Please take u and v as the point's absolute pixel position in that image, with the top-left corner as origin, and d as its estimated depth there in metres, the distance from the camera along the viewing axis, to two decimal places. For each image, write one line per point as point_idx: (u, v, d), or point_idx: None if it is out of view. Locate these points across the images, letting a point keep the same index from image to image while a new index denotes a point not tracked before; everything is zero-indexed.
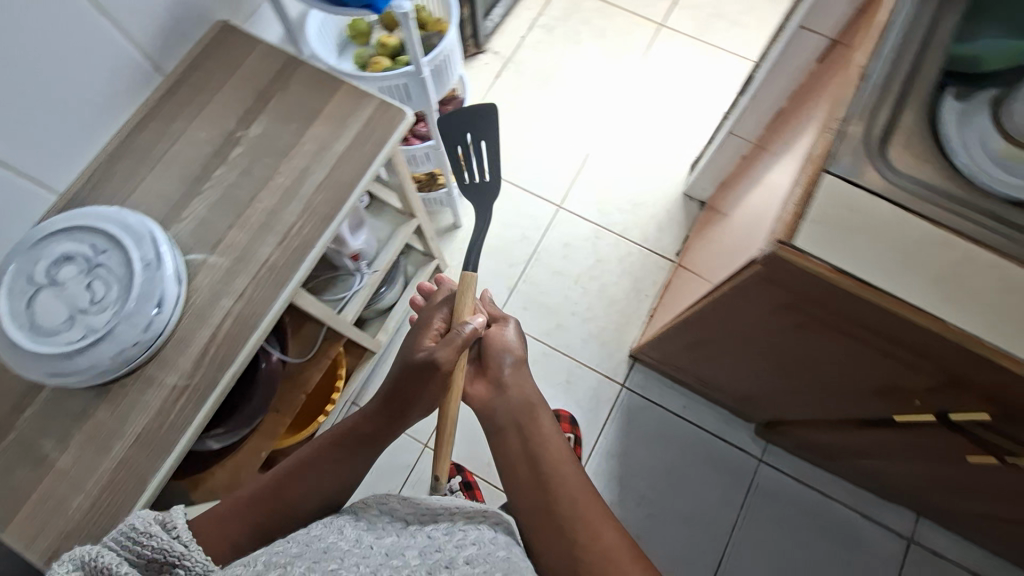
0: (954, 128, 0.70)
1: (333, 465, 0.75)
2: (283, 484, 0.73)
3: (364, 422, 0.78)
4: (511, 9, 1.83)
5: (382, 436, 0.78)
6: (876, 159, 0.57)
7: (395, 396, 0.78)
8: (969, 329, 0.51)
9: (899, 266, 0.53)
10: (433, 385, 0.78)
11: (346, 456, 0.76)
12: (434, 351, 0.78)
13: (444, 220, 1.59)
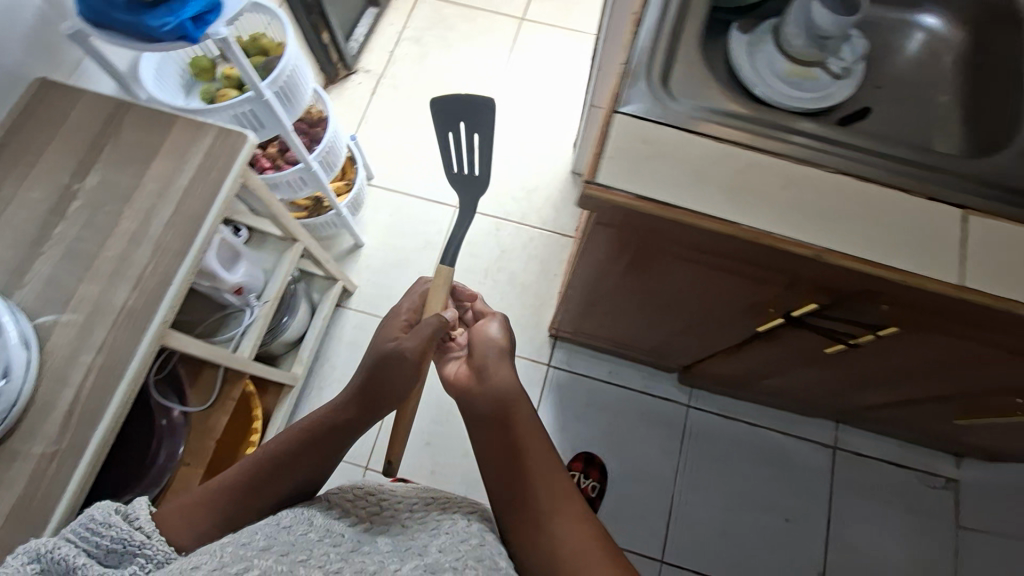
0: (747, 60, 0.79)
1: (308, 459, 0.72)
2: (254, 479, 0.70)
3: (342, 412, 0.75)
4: (374, 27, 1.86)
5: (358, 425, 0.76)
6: (658, 90, 0.62)
7: (372, 386, 0.76)
8: (757, 225, 0.56)
9: (690, 181, 0.58)
10: (408, 372, 0.77)
11: (323, 450, 0.73)
12: (400, 342, 0.77)
13: (344, 242, 1.58)
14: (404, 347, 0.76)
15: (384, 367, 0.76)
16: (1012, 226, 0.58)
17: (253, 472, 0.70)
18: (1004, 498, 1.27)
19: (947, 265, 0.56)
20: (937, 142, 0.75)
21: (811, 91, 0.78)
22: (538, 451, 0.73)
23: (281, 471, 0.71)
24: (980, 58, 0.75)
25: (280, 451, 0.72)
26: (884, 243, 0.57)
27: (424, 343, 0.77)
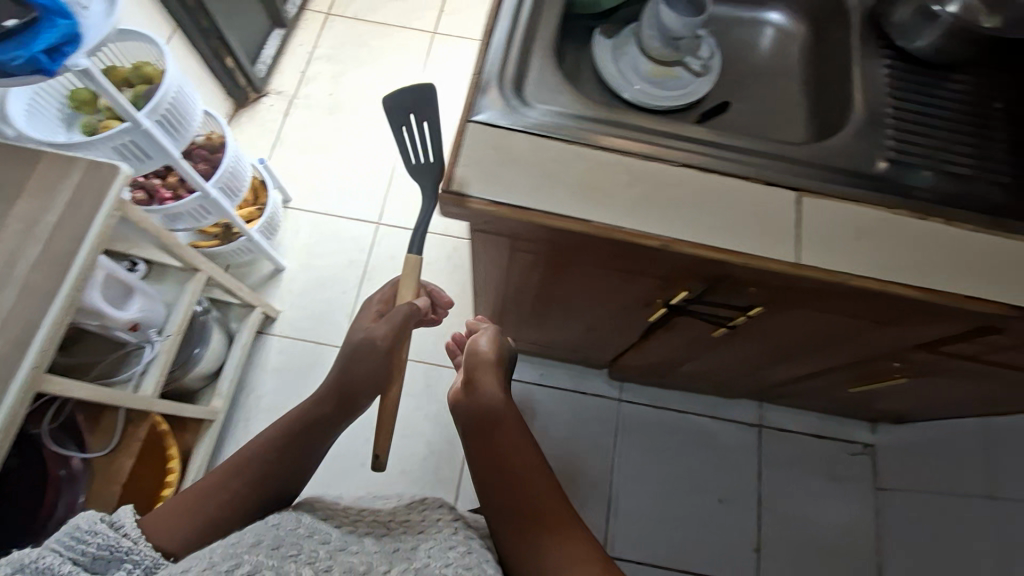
0: (613, 65, 0.83)
1: (294, 456, 0.78)
2: (243, 480, 0.74)
3: (319, 408, 0.82)
4: (284, 47, 1.84)
5: (336, 420, 0.82)
6: (508, 97, 0.64)
7: (347, 377, 0.82)
8: (606, 223, 0.59)
9: (542, 185, 0.61)
10: (380, 360, 0.83)
11: (307, 446, 0.79)
12: (371, 331, 0.83)
13: (264, 268, 1.55)
14: (375, 336, 0.83)
15: (355, 359, 0.82)
16: (840, 203, 0.62)
17: (241, 473, 0.75)
18: (913, 456, 1.36)
19: (784, 245, 0.60)
20: (789, 130, 0.80)
21: (674, 90, 0.82)
22: (529, 462, 0.77)
23: (269, 469, 0.76)
24: (820, 50, 0.81)
25: (265, 452, 0.77)
26: (724, 229, 0.60)
27: (394, 330, 0.84)
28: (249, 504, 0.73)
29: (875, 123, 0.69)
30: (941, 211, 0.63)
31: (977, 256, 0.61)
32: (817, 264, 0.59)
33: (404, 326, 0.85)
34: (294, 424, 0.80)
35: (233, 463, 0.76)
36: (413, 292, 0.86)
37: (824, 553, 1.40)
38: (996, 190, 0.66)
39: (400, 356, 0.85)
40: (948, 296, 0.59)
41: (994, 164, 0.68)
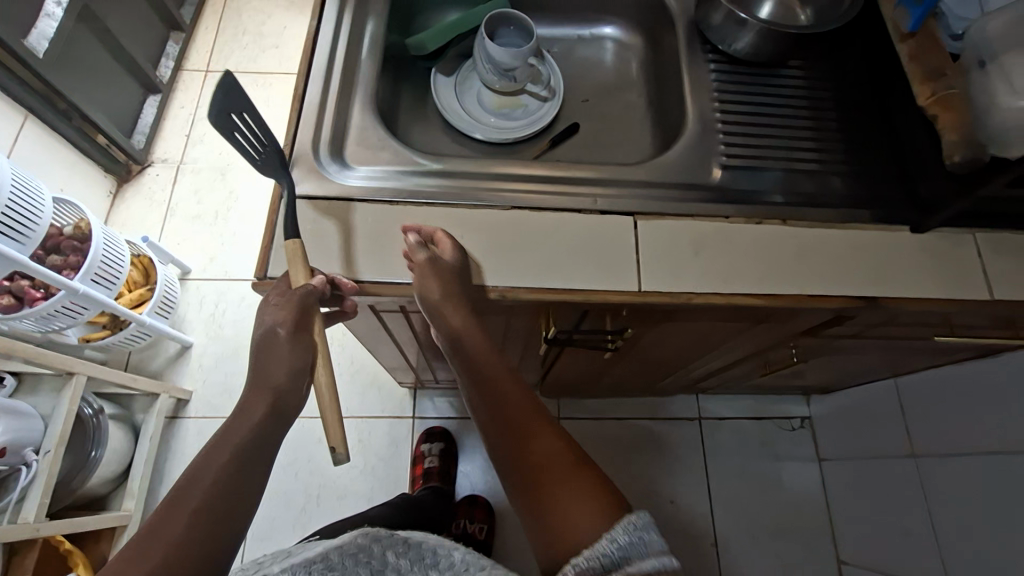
0: (456, 102, 0.80)
1: (243, 474, 0.54)
2: (181, 528, 0.49)
3: (249, 415, 0.57)
4: (164, 113, 1.76)
5: (279, 422, 0.58)
6: (326, 164, 0.62)
7: (268, 374, 0.57)
8: None
9: (372, 256, 0.59)
10: (297, 353, 0.58)
11: (252, 467, 0.55)
12: (267, 318, 0.57)
13: (169, 347, 1.47)
14: (270, 324, 0.57)
15: (265, 355, 0.58)
16: (674, 223, 0.62)
17: (179, 513, 0.50)
18: (843, 423, 1.39)
19: (624, 276, 0.60)
20: (639, 143, 0.80)
21: (522, 118, 0.80)
22: (537, 427, 0.58)
23: (217, 500, 0.51)
24: (655, 59, 0.81)
25: (203, 480, 0.52)
26: (562, 270, 0.60)
27: (295, 314, 0.56)
28: (196, 563, 0.48)
29: (708, 128, 0.69)
30: (777, 211, 0.63)
31: (818, 250, 0.61)
32: (659, 289, 0.60)
33: (305, 314, 0.56)
34: (235, 432, 0.55)
35: (164, 506, 0.51)
36: (309, 271, 0.56)
37: (777, 532, 1.42)
38: (835, 179, 0.65)
39: (320, 346, 0.59)
40: (791, 297, 0.60)
41: (833, 150, 0.67)
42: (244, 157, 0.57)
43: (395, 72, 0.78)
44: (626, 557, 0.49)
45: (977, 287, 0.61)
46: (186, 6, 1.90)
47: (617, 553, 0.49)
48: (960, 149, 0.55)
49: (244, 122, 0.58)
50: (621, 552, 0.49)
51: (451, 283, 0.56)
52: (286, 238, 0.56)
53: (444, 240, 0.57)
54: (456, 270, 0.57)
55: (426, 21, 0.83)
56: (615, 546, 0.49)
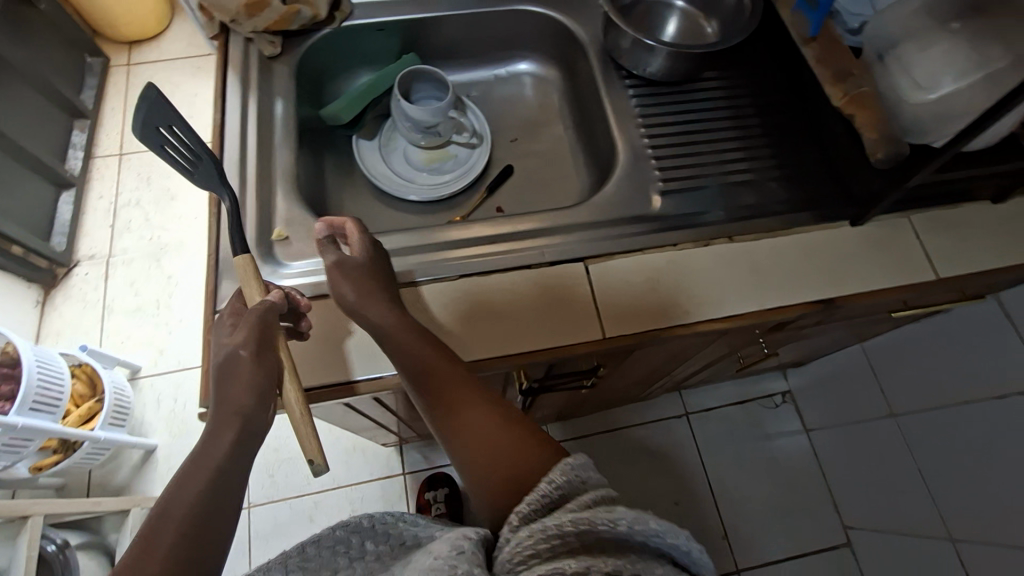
0: (383, 165, 0.78)
1: (221, 504, 0.41)
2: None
3: (218, 439, 0.44)
4: (83, 208, 1.67)
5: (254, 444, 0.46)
6: (260, 263, 0.59)
7: (231, 396, 0.46)
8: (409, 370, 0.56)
9: (328, 360, 0.56)
10: (265, 368, 0.49)
11: (234, 494, 0.42)
12: (224, 340, 0.49)
13: (132, 454, 1.38)
14: (227, 348, 0.48)
15: (222, 377, 0.47)
16: (625, 260, 0.62)
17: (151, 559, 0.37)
18: (822, 391, 1.43)
19: (586, 324, 0.59)
20: (574, 175, 0.79)
21: (454, 169, 0.78)
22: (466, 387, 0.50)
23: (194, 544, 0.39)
24: (575, 86, 0.81)
25: (182, 503, 0.40)
26: (527, 333, 0.58)
27: (257, 333, 0.49)
28: None
29: (638, 154, 0.69)
30: (723, 229, 0.64)
31: (770, 262, 0.62)
32: (624, 331, 0.59)
33: (268, 329, 0.50)
34: (209, 455, 0.43)
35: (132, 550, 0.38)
36: (264, 288, 0.54)
37: (781, 510, 1.45)
38: (772, 185, 0.66)
39: (288, 368, 0.52)
40: (754, 313, 0.60)
41: (762, 155, 0.68)
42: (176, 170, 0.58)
43: (315, 145, 0.75)
44: (567, 495, 0.39)
45: (923, 271, 0.62)
46: (85, 90, 1.80)
47: (561, 490, 0.39)
48: (881, 146, 0.56)
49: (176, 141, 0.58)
50: (561, 490, 0.39)
51: (360, 275, 0.55)
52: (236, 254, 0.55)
53: (354, 229, 0.57)
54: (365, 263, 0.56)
55: (337, 85, 0.80)
56: (569, 489, 0.39)
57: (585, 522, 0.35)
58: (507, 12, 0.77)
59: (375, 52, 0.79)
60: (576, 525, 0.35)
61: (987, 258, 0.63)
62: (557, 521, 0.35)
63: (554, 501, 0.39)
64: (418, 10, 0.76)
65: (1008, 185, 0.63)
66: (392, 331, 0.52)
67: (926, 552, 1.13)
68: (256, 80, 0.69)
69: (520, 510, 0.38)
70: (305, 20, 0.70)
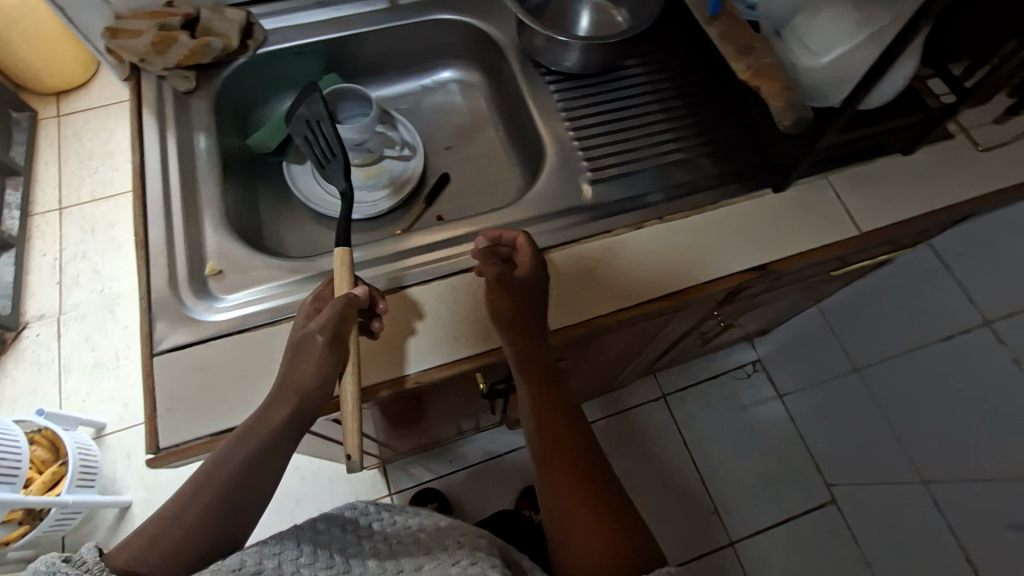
0: (319, 189, 0.76)
1: (256, 468, 0.50)
2: (199, 511, 0.48)
3: (271, 413, 0.51)
4: (27, 268, 1.61)
5: (299, 423, 0.52)
6: (194, 300, 0.57)
7: (294, 375, 0.51)
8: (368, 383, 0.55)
9: (373, 361, 0.58)
10: (331, 361, 0.52)
11: (267, 460, 0.50)
12: (303, 325, 0.53)
13: (106, 514, 1.34)
14: (310, 330, 0.53)
15: (295, 356, 0.52)
16: (566, 252, 0.63)
17: (202, 494, 0.48)
18: (789, 356, 1.47)
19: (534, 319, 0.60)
20: (510, 175, 0.80)
21: (392, 183, 0.78)
22: (567, 438, 0.58)
23: (224, 500, 0.49)
24: (500, 88, 0.81)
25: (228, 459, 0.49)
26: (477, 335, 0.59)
27: (333, 319, 0.53)
28: (204, 540, 0.47)
29: (565, 148, 0.70)
30: (658, 210, 0.65)
31: (705, 235, 0.64)
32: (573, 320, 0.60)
33: (343, 320, 0.53)
34: (259, 426, 0.50)
35: (187, 487, 0.49)
36: (353, 282, 0.57)
37: (766, 478, 1.48)
38: (703, 161, 0.68)
39: (352, 356, 0.54)
40: (694, 288, 0.61)
41: (691, 133, 0.70)
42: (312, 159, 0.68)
43: (244, 175, 0.74)
44: None
45: (847, 227, 0.65)
46: (15, 147, 1.74)
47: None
48: (789, 113, 0.57)
49: (312, 127, 0.69)
50: None
51: (517, 298, 0.57)
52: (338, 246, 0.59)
53: (525, 243, 0.59)
54: (528, 284, 0.58)
55: (264, 110, 0.79)
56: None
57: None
58: (424, 23, 0.78)
59: (295, 75, 0.78)
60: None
61: (905, 207, 0.66)
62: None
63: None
64: (333, 29, 0.75)
65: (915, 136, 0.67)
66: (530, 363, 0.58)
67: (903, 498, 1.17)
68: (173, 117, 0.67)
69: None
70: (217, 52, 0.69)
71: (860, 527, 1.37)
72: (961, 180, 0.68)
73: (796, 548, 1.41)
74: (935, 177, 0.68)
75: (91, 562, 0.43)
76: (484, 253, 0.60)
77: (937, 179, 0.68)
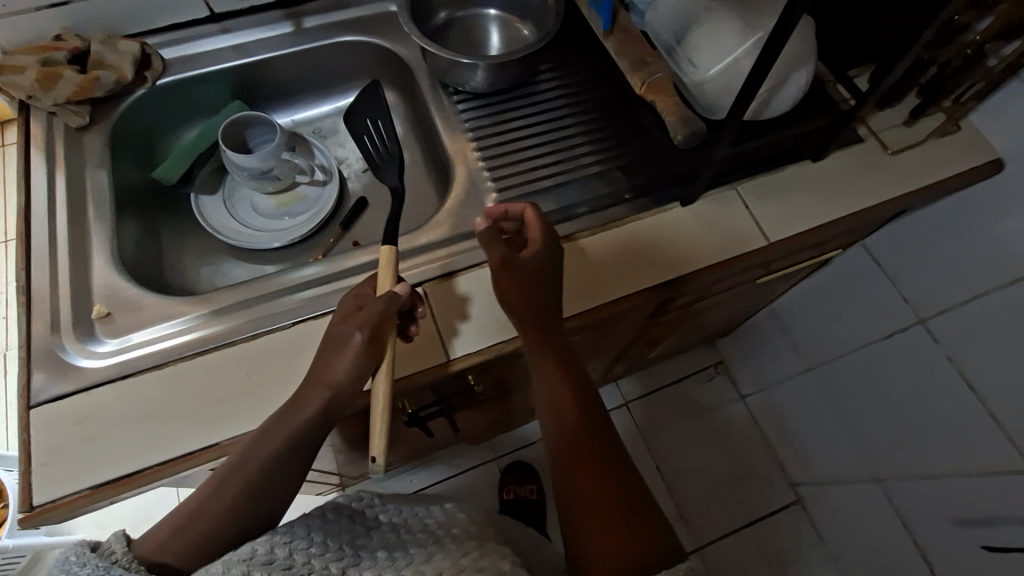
0: (233, 220, 0.75)
1: (283, 465, 0.50)
2: (225, 503, 0.48)
3: (303, 408, 0.50)
4: None
5: (328, 422, 0.51)
6: (74, 347, 0.55)
7: (329, 369, 0.51)
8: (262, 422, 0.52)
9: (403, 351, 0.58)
10: (366, 364, 0.51)
11: (295, 457, 0.50)
12: (343, 324, 0.52)
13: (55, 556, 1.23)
14: (348, 328, 0.51)
15: (329, 353, 0.51)
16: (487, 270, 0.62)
17: (230, 486, 0.48)
18: (748, 357, 1.46)
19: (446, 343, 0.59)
20: (427, 195, 0.77)
21: (306, 210, 0.76)
22: (581, 431, 0.54)
23: (253, 494, 0.49)
24: (416, 109, 0.80)
25: (258, 453, 0.49)
26: (465, 333, 0.59)
27: (372, 319, 0.51)
28: (231, 531, 0.48)
29: (473, 171, 0.69)
30: (583, 225, 0.64)
31: (622, 250, 0.63)
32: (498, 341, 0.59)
33: (385, 320, 0.52)
34: (287, 425, 0.50)
35: (212, 478, 0.49)
36: (396, 281, 0.55)
37: (733, 480, 1.46)
38: (618, 174, 0.67)
39: (386, 359, 0.53)
40: (599, 307, 0.60)
41: (603, 147, 0.69)
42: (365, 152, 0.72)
43: (146, 209, 0.71)
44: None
45: (752, 238, 0.64)
46: None
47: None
48: (682, 127, 0.57)
49: (371, 125, 0.73)
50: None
51: (527, 285, 0.55)
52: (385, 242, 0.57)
53: (534, 221, 0.56)
54: (539, 266, 0.55)
55: (171, 140, 0.76)
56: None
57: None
58: (332, 46, 0.77)
59: (201, 104, 0.76)
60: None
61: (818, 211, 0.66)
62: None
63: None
64: (237, 56, 0.74)
65: (822, 142, 0.66)
66: (552, 352, 0.55)
67: (862, 497, 1.17)
68: (64, 157, 0.65)
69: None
70: (110, 86, 0.67)
71: (827, 527, 1.35)
72: (869, 186, 0.68)
73: (766, 549, 1.39)
74: (847, 182, 0.68)
75: (120, 552, 0.43)
76: (488, 233, 0.55)
77: (846, 185, 0.67)
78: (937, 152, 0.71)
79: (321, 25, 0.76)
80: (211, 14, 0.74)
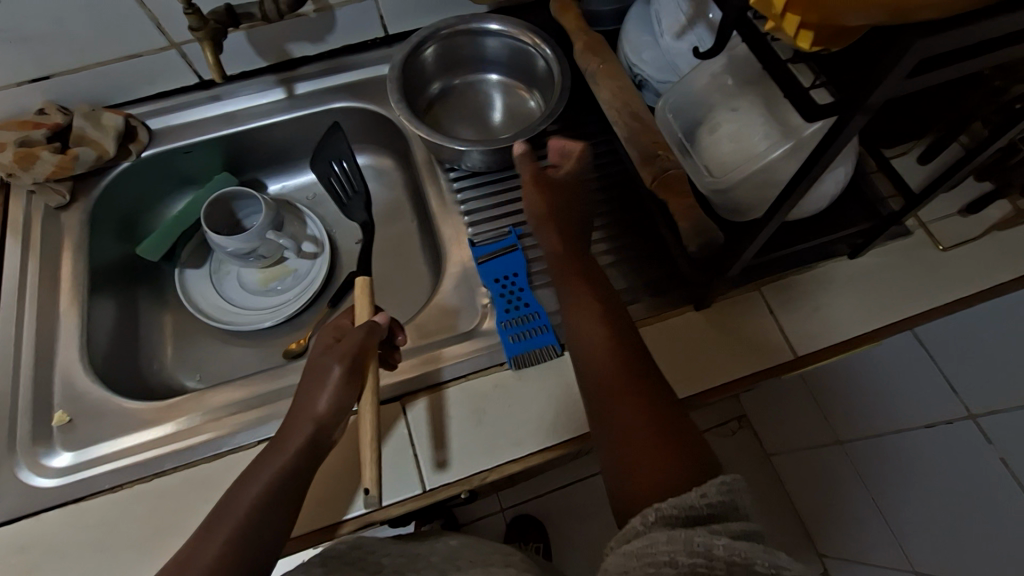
0: (217, 296, 0.71)
1: (275, 499, 0.43)
2: (213, 554, 0.39)
3: (286, 445, 0.45)
4: None
5: (318, 457, 0.46)
6: (30, 464, 0.52)
7: (309, 405, 0.46)
8: None
9: (316, 502, 0.51)
10: (348, 394, 0.48)
11: (285, 491, 0.43)
12: (320, 356, 0.49)
13: None
14: (327, 361, 0.48)
15: (307, 388, 0.47)
16: (437, 394, 0.55)
17: (217, 535, 0.40)
18: None
19: (344, 491, 0.51)
20: (421, 278, 0.72)
21: (294, 286, 0.72)
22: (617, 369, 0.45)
23: (246, 537, 0.40)
24: (413, 179, 0.75)
25: (248, 490, 0.43)
26: (447, 419, 0.54)
27: (353, 350, 0.49)
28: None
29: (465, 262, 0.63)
30: None
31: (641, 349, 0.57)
32: (450, 474, 0.51)
33: (365, 355, 0.50)
34: (274, 461, 0.45)
35: (199, 529, 0.42)
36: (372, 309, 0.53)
37: None
38: (626, 269, 0.60)
39: (369, 386, 0.50)
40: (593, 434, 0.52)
41: (610, 238, 0.62)
42: (335, 196, 0.72)
43: (122, 285, 0.68)
44: (719, 513, 0.34)
45: (778, 351, 0.56)
46: None
47: (714, 509, 0.34)
48: (695, 237, 0.52)
49: (335, 167, 0.71)
50: (710, 507, 0.34)
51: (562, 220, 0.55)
52: (359, 276, 0.56)
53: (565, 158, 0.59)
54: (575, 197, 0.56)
55: (155, 216, 0.73)
56: (719, 513, 0.34)
57: (738, 551, 0.31)
58: (325, 112, 0.72)
59: (190, 173, 0.73)
60: (727, 552, 0.31)
61: (791, 336, 0.57)
62: (709, 539, 0.32)
63: (697, 517, 0.34)
64: (224, 126, 0.70)
65: (863, 242, 0.58)
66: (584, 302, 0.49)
67: None
68: (36, 240, 0.62)
69: (664, 507, 0.34)
70: (90, 163, 0.64)
71: None
72: (918, 287, 0.59)
73: None
74: (832, 302, 0.58)
75: None
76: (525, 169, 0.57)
77: (832, 304, 0.58)
78: (1004, 247, 0.60)
79: (313, 90, 0.72)
80: (200, 81, 0.70)
